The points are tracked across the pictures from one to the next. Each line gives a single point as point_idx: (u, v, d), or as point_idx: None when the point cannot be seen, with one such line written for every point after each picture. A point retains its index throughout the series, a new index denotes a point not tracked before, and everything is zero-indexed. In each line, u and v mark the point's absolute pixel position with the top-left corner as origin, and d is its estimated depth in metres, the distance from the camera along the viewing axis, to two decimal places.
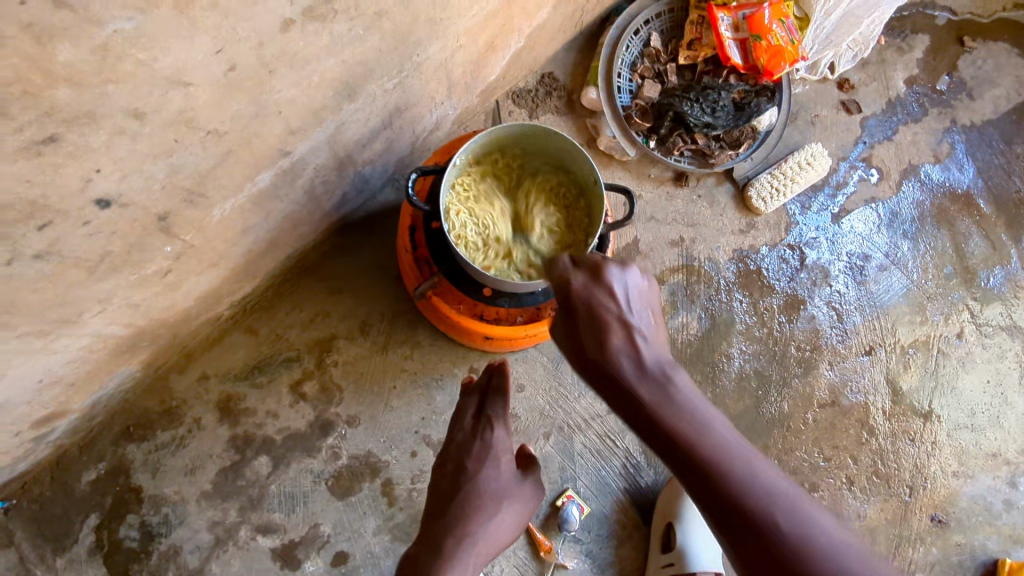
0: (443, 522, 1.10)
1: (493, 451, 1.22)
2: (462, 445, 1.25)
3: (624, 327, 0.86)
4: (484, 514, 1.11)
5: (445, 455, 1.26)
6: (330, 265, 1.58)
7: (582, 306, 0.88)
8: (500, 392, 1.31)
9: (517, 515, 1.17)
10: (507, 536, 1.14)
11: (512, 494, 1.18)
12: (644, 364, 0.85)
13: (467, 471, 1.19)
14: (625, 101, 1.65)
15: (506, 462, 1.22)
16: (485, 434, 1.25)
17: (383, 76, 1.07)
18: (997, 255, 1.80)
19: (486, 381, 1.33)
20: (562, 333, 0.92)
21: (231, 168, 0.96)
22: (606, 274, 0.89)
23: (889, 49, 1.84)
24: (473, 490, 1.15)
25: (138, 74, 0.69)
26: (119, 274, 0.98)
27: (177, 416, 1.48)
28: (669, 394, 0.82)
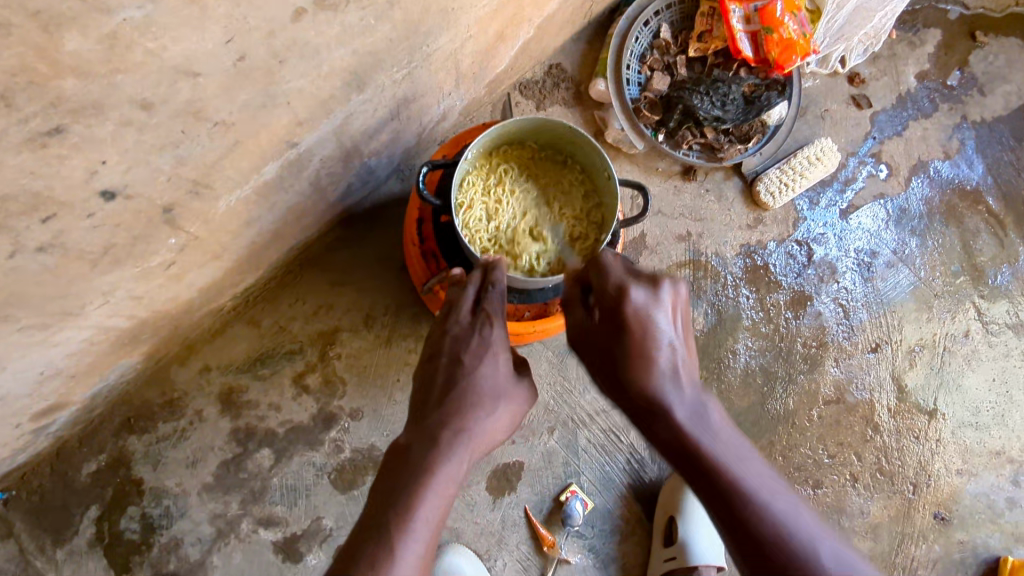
0: (433, 412, 0.96)
1: (492, 346, 1.04)
2: (456, 340, 1.05)
3: (667, 346, 0.88)
4: (481, 412, 0.97)
5: (434, 347, 1.06)
6: (334, 257, 1.56)
7: (631, 317, 0.89)
8: (500, 284, 1.10)
9: (514, 413, 1.04)
10: (500, 435, 1.03)
11: (510, 394, 1.02)
12: (685, 394, 0.85)
13: (462, 367, 1.01)
14: (634, 93, 1.63)
15: (505, 359, 1.05)
16: (484, 328, 1.06)
17: (392, 67, 1.05)
18: (1005, 253, 1.79)
19: (482, 276, 1.11)
20: (604, 346, 0.92)
21: (238, 159, 0.94)
22: (656, 298, 0.90)
23: (900, 43, 1.82)
24: (468, 385, 0.99)
25: (146, 64, 0.66)
26: (122, 266, 0.96)
27: (178, 408, 1.47)
28: (709, 424, 0.83)
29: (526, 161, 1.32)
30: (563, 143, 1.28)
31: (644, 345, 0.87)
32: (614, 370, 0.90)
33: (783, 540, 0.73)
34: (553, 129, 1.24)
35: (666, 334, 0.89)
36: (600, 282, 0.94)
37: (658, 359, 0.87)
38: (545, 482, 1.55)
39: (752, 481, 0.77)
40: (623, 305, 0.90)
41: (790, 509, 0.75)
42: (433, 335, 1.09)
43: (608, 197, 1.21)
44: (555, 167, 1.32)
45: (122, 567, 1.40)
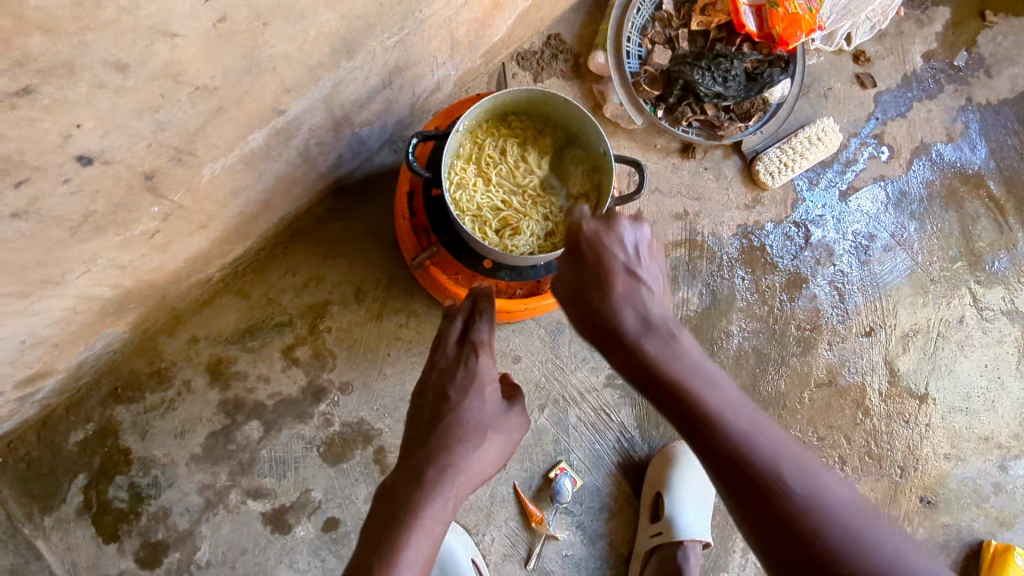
0: (422, 450, 1.02)
1: (477, 380, 1.11)
2: (443, 373, 1.14)
3: (639, 281, 0.90)
4: (467, 446, 1.03)
5: (423, 383, 1.16)
6: (325, 229, 1.53)
7: (589, 251, 0.92)
8: (487, 315, 1.19)
9: (501, 447, 1.09)
10: (489, 469, 1.08)
11: (497, 426, 1.09)
12: (653, 325, 0.88)
13: (449, 401, 1.09)
14: (634, 66, 1.58)
15: (491, 392, 1.12)
16: (469, 360, 1.14)
17: (383, 33, 1.01)
18: (1004, 239, 1.78)
19: (470, 306, 1.20)
20: (571, 290, 0.94)
21: (223, 125, 0.91)
22: (613, 228, 0.93)
23: (908, 21, 1.77)
24: (455, 419, 1.06)
25: (119, 22, 0.64)
26: (104, 233, 0.93)
27: (166, 378, 1.46)
28: (679, 354, 0.86)
29: (506, 132, 1.27)
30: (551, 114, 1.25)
31: (608, 279, 0.90)
32: (587, 315, 0.92)
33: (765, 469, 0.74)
34: (532, 97, 1.21)
35: (631, 267, 0.91)
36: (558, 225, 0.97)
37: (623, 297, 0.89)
38: (534, 459, 1.55)
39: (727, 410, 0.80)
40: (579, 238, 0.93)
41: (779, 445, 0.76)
42: (423, 370, 1.18)
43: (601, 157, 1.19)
44: (544, 139, 1.28)
45: (110, 535, 1.40)
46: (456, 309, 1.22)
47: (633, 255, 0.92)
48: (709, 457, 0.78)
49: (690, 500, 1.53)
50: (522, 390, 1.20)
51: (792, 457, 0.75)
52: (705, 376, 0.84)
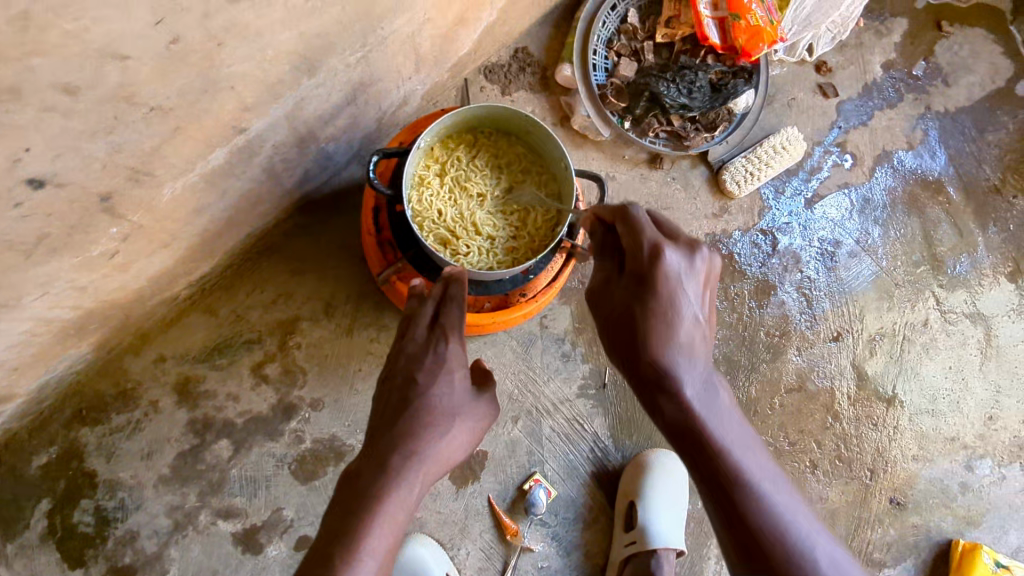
0: (388, 435, 0.96)
1: (447, 364, 1.05)
2: (411, 359, 1.07)
3: (689, 320, 0.86)
4: (435, 431, 0.97)
5: (390, 368, 1.08)
6: (294, 244, 1.52)
7: (659, 279, 0.85)
8: (458, 299, 1.12)
9: (471, 433, 1.03)
10: (458, 456, 1.02)
11: (466, 412, 1.03)
12: (697, 373, 0.84)
13: (416, 386, 1.02)
14: (601, 79, 1.61)
15: (461, 377, 1.06)
16: (438, 345, 1.07)
17: (345, 51, 1.01)
18: (965, 243, 1.82)
19: (441, 291, 1.14)
20: (620, 310, 0.89)
21: (181, 145, 0.90)
22: (688, 264, 0.87)
23: (868, 32, 1.82)
24: (423, 405, 0.99)
25: (66, 46, 0.63)
26: (60, 256, 0.92)
27: (132, 398, 1.43)
28: (718, 405, 0.83)
29: (469, 147, 1.28)
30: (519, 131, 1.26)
31: (669, 313, 0.85)
32: (624, 335, 0.88)
33: (777, 534, 0.76)
34: (493, 114, 1.22)
35: (690, 310, 0.86)
36: (630, 239, 0.89)
37: (678, 335, 0.84)
38: (508, 471, 1.55)
39: (758, 471, 0.79)
40: (651, 266, 0.86)
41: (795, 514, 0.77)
42: (391, 355, 1.11)
43: (563, 174, 1.20)
44: (511, 155, 1.29)
45: (75, 561, 1.37)
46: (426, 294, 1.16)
47: (694, 296, 0.87)
48: (722, 505, 0.79)
49: (665, 507, 1.53)
50: (493, 376, 1.13)
51: (805, 528, 0.77)
52: (736, 429, 0.82)
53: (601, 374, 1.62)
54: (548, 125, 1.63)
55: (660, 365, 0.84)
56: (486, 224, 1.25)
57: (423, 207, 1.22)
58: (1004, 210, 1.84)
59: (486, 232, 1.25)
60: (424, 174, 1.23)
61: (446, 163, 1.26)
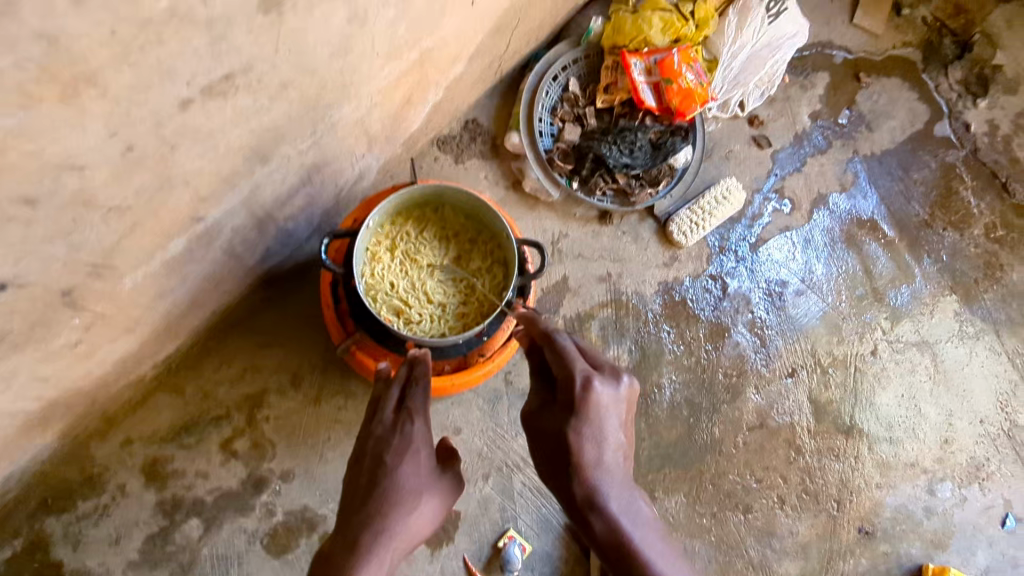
0: (358, 515, 1.04)
1: (413, 445, 1.12)
2: (378, 440, 1.13)
3: (611, 442, 1.09)
4: (401, 511, 1.04)
5: (359, 448, 1.15)
6: (259, 319, 1.55)
7: (587, 409, 1.09)
8: (423, 382, 1.19)
9: (437, 508, 1.11)
10: (424, 530, 1.09)
11: (431, 490, 1.10)
12: (617, 488, 1.07)
13: (385, 466, 1.09)
14: (547, 144, 1.70)
15: (427, 456, 1.13)
16: (405, 427, 1.14)
17: (295, 140, 1.07)
18: (903, 275, 1.92)
19: (406, 373, 1.20)
20: (556, 429, 1.12)
21: (140, 238, 0.95)
22: (611, 393, 1.11)
23: (793, 86, 1.96)
24: (391, 486, 1.06)
25: (25, 164, 0.68)
26: (23, 351, 0.95)
27: (99, 484, 1.43)
28: (633, 515, 1.06)
29: (418, 221, 1.34)
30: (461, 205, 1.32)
31: (593, 439, 1.08)
32: (560, 453, 1.10)
33: None
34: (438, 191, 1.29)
35: (611, 430, 1.10)
36: (565, 372, 1.12)
37: (600, 456, 1.08)
38: (482, 529, 1.56)
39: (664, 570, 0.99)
40: (581, 399, 1.09)
41: None
42: (359, 435, 1.17)
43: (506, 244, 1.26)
44: (457, 225, 1.35)
45: None
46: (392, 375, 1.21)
47: (616, 418, 1.11)
48: None
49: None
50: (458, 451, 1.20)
51: None
52: (648, 535, 1.04)
53: None
54: (501, 189, 1.71)
55: (586, 473, 1.07)
56: (437, 293, 1.32)
57: (376, 282, 1.29)
58: (936, 242, 1.95)
59: (436, 301, 1.32)
60: (375, 251, 1.30)
61: (396, 238, 1.32)
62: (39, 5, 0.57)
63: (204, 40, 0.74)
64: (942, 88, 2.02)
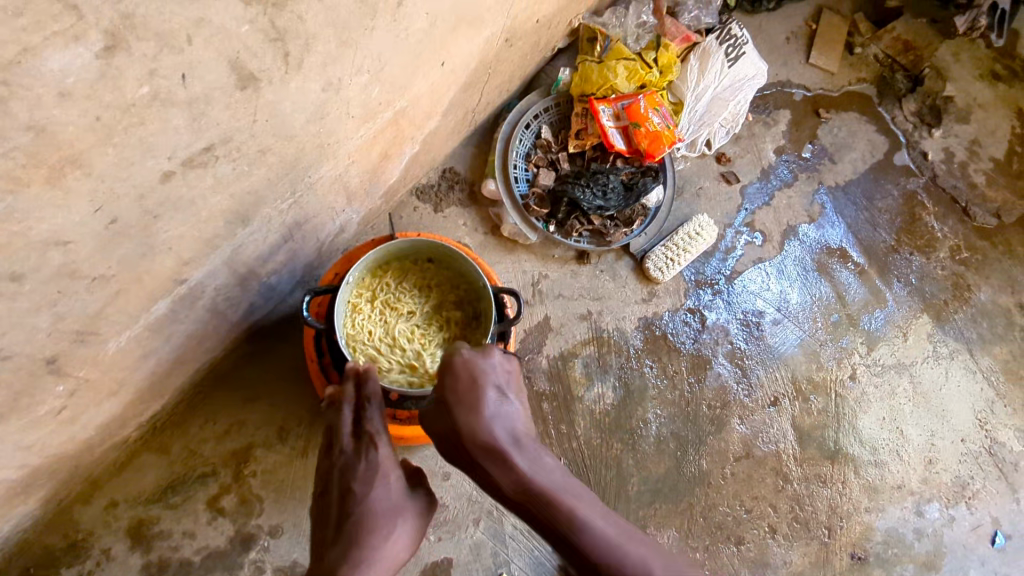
0: (333, 548, 1.04)
1: (380, 470, 1.13)
2: (344, 470, 1.14)
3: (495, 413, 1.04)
4: (376, 536, 1.06)
5: (326, 482, 1.16)
6: (244, 373, 1.56)
7: (462, 389, 1.05)
8: (376, 400, 1.18)
9: (413, 529, 1.12)
10: (405, 551, 1.11)
11: (405, 510, 1.12)
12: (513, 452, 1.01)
13: (354, 495, 1.11)
14: (523, 189, 1.76)
15: (396, 478, 1.14)
16: (369, 452, 1.15)
17: (276, 200, 1.10)
18: (875, 299, 1.97)
19: (354, 392, 1.19)
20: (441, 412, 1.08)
21: (124, 304, 0.97)
22: (482, 365, 1.08)
23: (757, 124, 2.04)
24: (362, 513, 1.08)
25: (12, 243, 0.70)
26: (8, 420, 0.95)
27: (83, 549, 1.41)
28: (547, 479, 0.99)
29: (400, 273, 1.37)
30: (443, 258, 1.36)
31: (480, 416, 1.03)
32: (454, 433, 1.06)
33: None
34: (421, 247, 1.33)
35: (491, 399, 1.05)
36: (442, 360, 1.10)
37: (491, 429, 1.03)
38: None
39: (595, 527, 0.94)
40: (458, 383, 1.06)
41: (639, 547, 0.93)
42: (325, 468, 1.18)
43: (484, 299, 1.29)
44: (439, 278, 1.39)
45: None
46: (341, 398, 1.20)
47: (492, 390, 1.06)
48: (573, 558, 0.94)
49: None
50: (425, 472, 1.23)
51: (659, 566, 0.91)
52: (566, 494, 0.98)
53: None
54: (480, 234, 1.75)
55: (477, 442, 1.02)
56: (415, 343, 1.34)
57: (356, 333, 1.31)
58: (904, 267, 2.01)
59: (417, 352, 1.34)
60: (357, 302, 1.32)
61: (379, 290, 1.35)
62: (27, 99, 0.60)
63: (185, 118, 0.77)
64: (898, 120, 2.11)
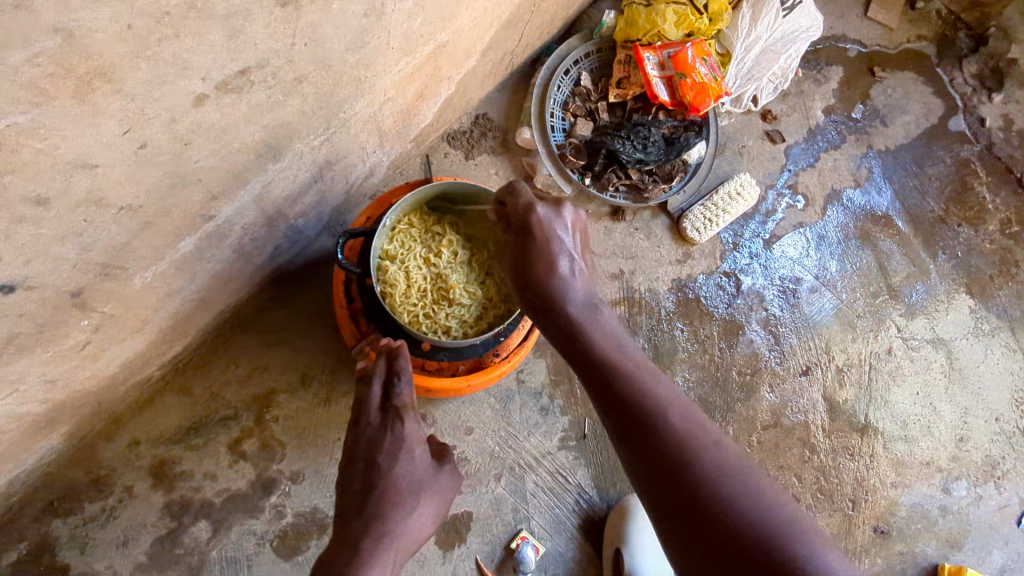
0: (357, 517, 1.00)
1: (406, 444, 1.12)
2: (369, 443, 1.12)
3: (564, 256, 1.05)
4: (401, 510, 1.02)
5: (351, 453, 1.13)
6: (267, 317, 1.53)
7: (535, 228, 1.06)
8: (406, 375, 1.20)
9: (435, 506, 1.09)
10: (425, 531, 1.07)
11: (428, 488, 1.09)
12: (577, 293, 1.04)
13: (378, 469, 1.08)
14: (560, 139, 1.68)
15: (420, 453, 1.13)
16: (395, 427, 1.14)
17: (309, 135, 1.04)
18: (919, 272, 1.89)
19: (386, 365, 1.20)
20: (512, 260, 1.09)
21: (151, 238, 0.92)
22: (556, 212, 1.08)
23: (807, 80, 1.93)
24: (387, 485, 1.05)
25: (37, 162, 0.65)
26: (30, 353, 0.92)
27: (106, 486, 1.40)
28: (591, 316, 1.02)
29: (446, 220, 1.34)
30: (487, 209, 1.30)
31: (548, 257, 1.04)
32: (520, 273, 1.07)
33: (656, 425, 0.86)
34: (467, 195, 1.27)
35: (563, 247, 1.06)
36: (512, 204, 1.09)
37: (556, 270, 1.04)
38: (494, 530, 1.54)
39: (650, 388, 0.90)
40: (531, 221, 1.06)
41: (691, 417, 0.87)
42: (350, 441, 1.16)
43: None
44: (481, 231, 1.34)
45: None
46: (372, 371, 1.21)
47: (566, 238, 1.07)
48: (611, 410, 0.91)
49: (654, 540, 1.54)
50: (451, 449, 1.21)
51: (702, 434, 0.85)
52: (620, 351, 0.97)
53: (580, 425, 1.63)
54: None
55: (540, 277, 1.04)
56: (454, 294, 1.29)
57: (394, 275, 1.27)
58: (951, 238, 1.92)
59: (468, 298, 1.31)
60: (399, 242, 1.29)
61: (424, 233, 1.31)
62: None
63: (221, 35, 0.71)
64: (957, 83, 1.99)
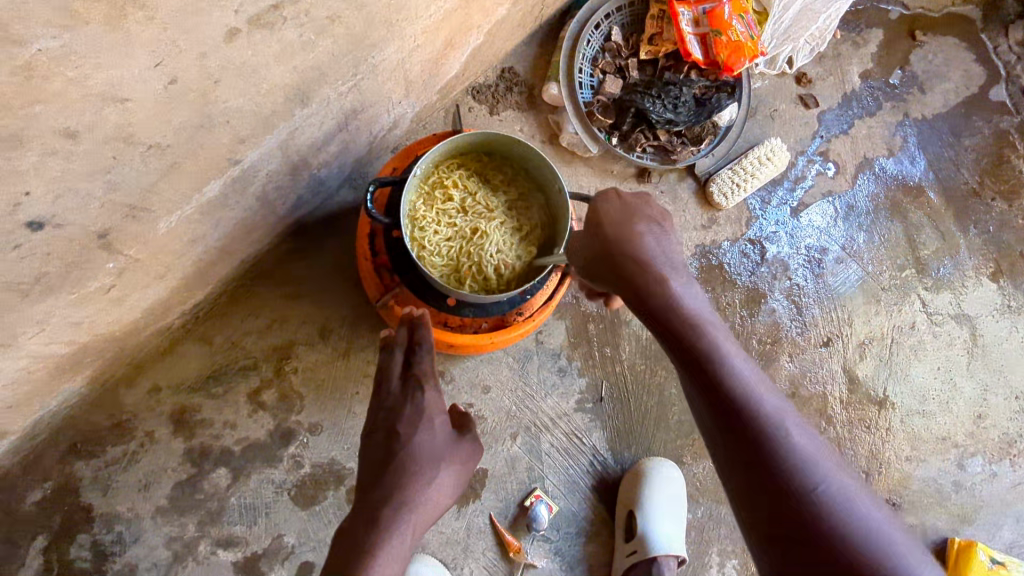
0: (377, 488, 1.00)
1: (426, 413, 1.11)
2: (389, 410, 1.12)
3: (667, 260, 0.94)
4: (421, 481, 1.01)
5: (371, 421, 1.13)
6: (288, 269, 1.52)
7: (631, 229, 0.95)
8: (427, 343, 1.21)
9: (458, 476, 1.08)
10: (448, 500, 1.06)
11: (449, 456, 1.08)
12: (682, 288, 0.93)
13: (399, 438, 1.07)
14: (587, 96, 1.64)
15: (441, 423, 1.12)
16: (416, 395, 1.14)
17: (337, 80, 1.01)
18: (947, 245, 1.85)
19: (407, 337, 1.22)
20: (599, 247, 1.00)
21: (176, 180, 0.90)
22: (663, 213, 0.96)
23: (845, 43, 1.86)
24: (406, 454, 1.04)
25: (67, 92, 0.65)
26: (55, 293, 0.91)
27: (127, 430, 1.42)
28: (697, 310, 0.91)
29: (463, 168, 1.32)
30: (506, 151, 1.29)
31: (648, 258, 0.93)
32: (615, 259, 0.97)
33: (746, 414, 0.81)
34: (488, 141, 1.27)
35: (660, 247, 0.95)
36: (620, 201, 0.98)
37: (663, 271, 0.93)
38: (508, 488, 1.55)
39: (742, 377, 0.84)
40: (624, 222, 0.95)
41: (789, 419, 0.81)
42: (370, 408, 1.16)
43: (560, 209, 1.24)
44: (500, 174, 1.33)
45: None
46: (394, 342, 1.23)
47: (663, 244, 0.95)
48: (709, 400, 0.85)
49: (665, 502, 1.54)
50: (473, 416, 1.19)
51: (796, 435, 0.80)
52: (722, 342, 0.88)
53: (598, 388, 1.63)
54: (538, 143, 1.65)
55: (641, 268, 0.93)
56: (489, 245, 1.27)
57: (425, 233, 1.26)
58: (983, 213, 1.88)
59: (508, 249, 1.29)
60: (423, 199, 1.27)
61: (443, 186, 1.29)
62: None
63: None
64: (1000, 50, 1.92)
